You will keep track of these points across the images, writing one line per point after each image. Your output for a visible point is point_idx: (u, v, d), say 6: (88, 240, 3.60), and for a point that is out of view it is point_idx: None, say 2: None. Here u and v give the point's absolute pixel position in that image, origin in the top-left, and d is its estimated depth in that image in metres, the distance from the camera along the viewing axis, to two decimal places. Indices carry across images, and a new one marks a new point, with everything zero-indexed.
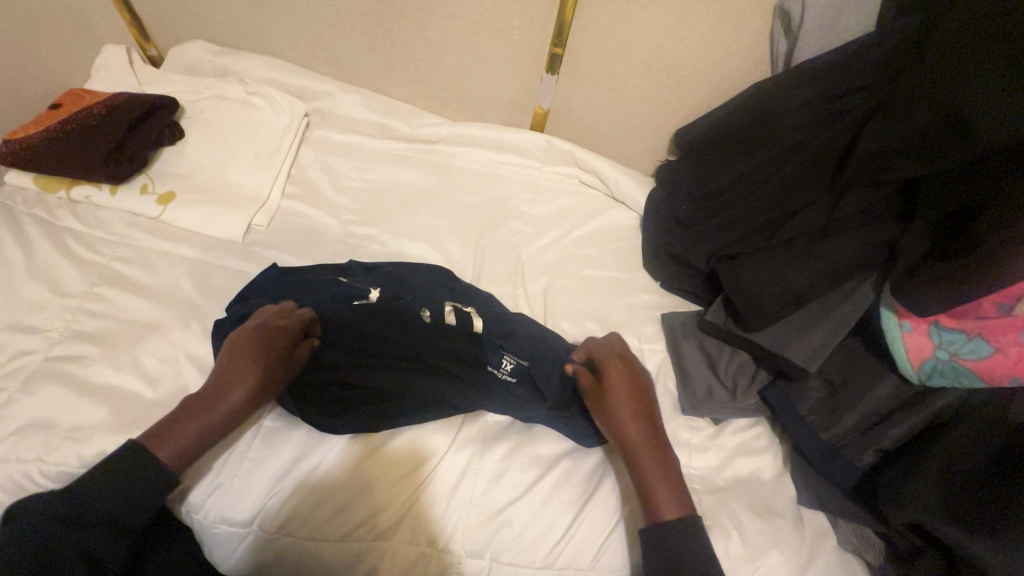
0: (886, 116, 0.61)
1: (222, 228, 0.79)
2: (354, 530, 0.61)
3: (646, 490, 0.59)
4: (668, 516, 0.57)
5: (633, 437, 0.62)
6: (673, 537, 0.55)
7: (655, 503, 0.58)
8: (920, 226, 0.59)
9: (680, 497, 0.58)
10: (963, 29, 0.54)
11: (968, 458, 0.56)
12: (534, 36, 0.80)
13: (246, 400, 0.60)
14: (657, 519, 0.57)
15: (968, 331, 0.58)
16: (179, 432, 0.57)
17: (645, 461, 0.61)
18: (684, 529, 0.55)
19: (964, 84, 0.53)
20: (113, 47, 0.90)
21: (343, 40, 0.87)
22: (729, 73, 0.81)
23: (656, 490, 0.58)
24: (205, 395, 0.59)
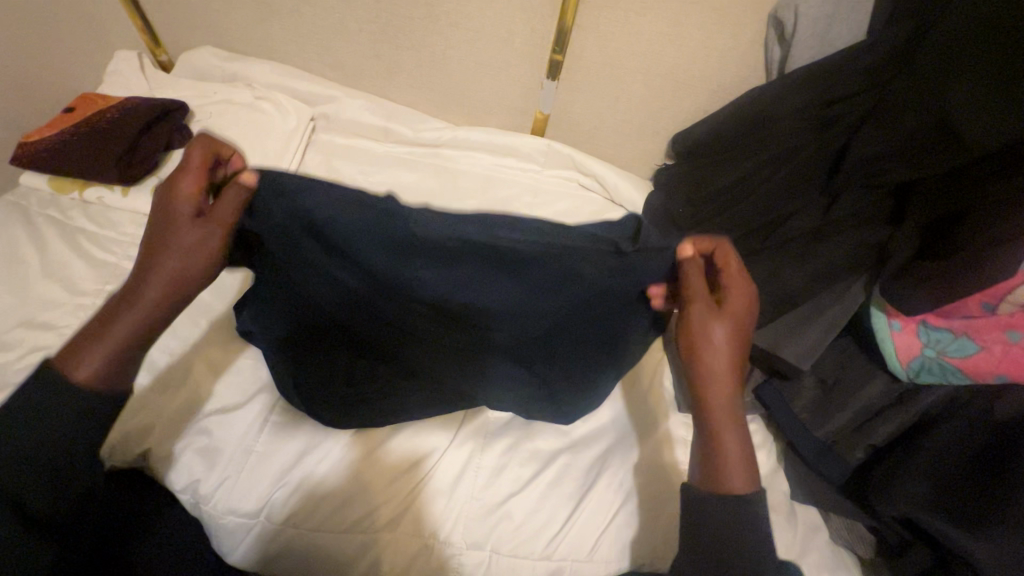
0: (878, 122, 0.63)
1: None
2: (357, 523, 0.62)
3: (715, 440, 0.53)
4: (739, 491, 0.51)
5: (713, 394, 0.54)
6: (723, 514, 0.50)
7: (719, 462, 0.52)
8: (910, 227, 0.61)
9: (750, 465, 0.52)
10: (951, 37, 0.56)
11: (955, 453, 0.58)
12: (534, 43, 0.82)
13: (193, 272, 0.53)
14: (721, 491, 0.51)
15: (955, 330, 0.60)
16: (124, 322, 0.52)
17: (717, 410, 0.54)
18: (748, 515, 0.49)
19: (952, 90, 0.55)
20: (125, 53, 0.93)
21: (349, 47, 0.89)
22: (725, 79, 0.83)
23: (724, 446, 0.52)
24: (134, 279, 0.53)
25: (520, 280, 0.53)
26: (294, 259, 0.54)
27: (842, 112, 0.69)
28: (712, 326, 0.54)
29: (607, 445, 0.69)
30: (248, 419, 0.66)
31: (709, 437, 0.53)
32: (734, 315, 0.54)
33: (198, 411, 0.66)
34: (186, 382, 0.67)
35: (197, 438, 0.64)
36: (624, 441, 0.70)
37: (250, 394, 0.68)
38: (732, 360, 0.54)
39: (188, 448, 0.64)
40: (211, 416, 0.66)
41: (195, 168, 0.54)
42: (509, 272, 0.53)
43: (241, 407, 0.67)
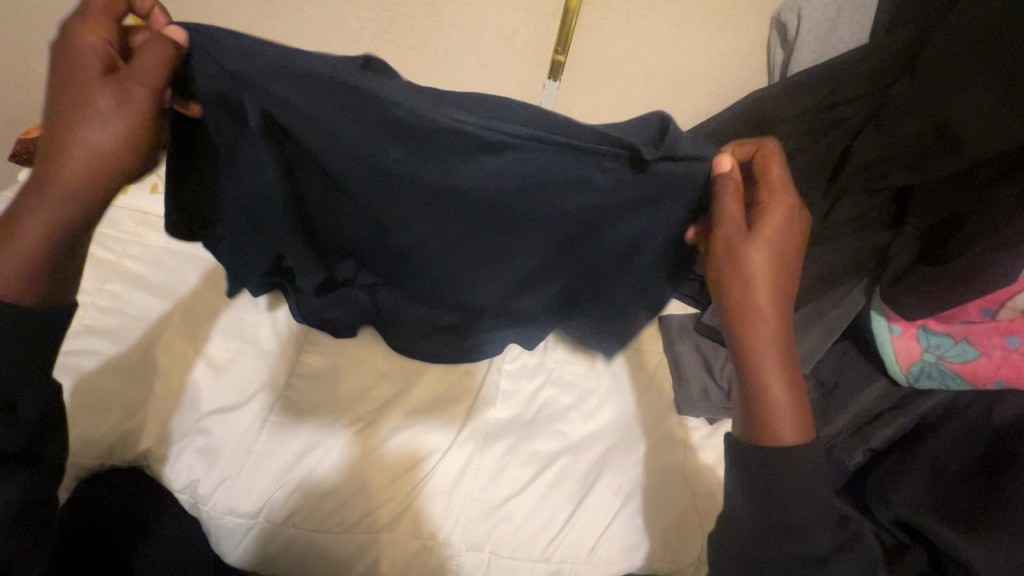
0: (879, 125, 0.63)
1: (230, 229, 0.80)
2: (356, 523, 0.62)
3: (762, 398, 0.48)
4: (790, 439, 0.46)
5: (757, 290, 0.50)
6: (780, 462, 0.45)
7: (769, 422, 0.47)
8: (909, 232, 0.61)
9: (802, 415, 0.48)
10: (952, 41, 0.56)
11: (957, 457, 0.58)
12: (537, 43, 0.82)
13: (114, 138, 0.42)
14: (774, 442, 0.47)
15: (955, 334, 0.60)
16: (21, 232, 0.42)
17: (761, 367, 0.49)
18: (798, 452, 0.45)
19: (953, 94, 0.55)
20: None
21: (352, 45, 0.89)
22: (727, 83, 0.84)
23: (773, 420, 0.47)
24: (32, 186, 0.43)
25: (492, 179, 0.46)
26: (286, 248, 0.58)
27: (845, 115, 0.68)
28: (744, 242, 0.49)
29: (608, 447, 0.69)
30: (247, 419, 0.65)
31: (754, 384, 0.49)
32: (773, 246, 0.49)
33: (195, 412, 0.66)
34: (186, 382, 0.67)
35: (195, 437, 0.64)
36: (625, 443, 0.70)
37: (248, 393, 0.67)
38: (774, 271, 0.50)
39: (186, 448, 0.64)
40: (210, 416, 0.65)
41: (99, 19, 0.42)
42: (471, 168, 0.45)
43: (239, 407, 0.66)
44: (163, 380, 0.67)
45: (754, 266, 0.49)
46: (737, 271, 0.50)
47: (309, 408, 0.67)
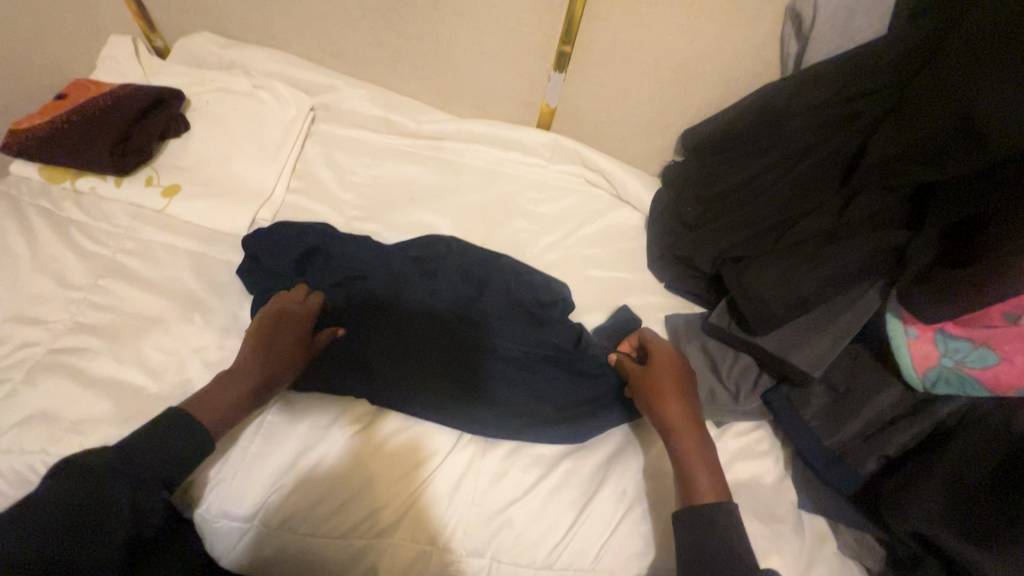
0: (884, 135, 0.63)
1: (226, 223, 0.78)
2: (354, 527, 0.61)
3: (683, 467, 0.60)
4: (704, 498, 0.57)
5: (662, 382, 0.64)
6: (707, 519, 0.55)
7: (694, 483, 0.58)
8: (930, 232, 0.58)
9: (718, 483, 0.58)
10: (978, 35, 0.53)
11: (974, 467, 0.56)
12: (542, 33, 0.80)
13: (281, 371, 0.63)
14: (694, 501, 0.57)
15: (975, 339, 0.57)
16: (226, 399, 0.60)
17: (685, 440, 0.61)
18: (719, 519, 0.55)
19: (977, 86, 0.52)
20: (119, 38, 0.90)
21: (349, 35, 0.86)
22: (738, 75, 0.81)
23: (700, 490, 0.58)
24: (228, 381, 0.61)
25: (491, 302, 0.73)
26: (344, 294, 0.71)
27: (862, 109, 0.66)
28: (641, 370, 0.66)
29: (612, 450, 0.68)
30: (242, 420, 0.64)
31: (682, 464, 0.60)
32: (670, 367, 0.66)
33: None
34: (180, 382, 0.65)
35: None
36: (630, 445, 0.68)
37: None
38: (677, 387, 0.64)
39: None
40: None
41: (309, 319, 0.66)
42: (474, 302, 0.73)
43: None
44: (155, 379, 0.65)
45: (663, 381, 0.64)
46: (656, 396, 0.63)
47: (306, 408, 0.66)
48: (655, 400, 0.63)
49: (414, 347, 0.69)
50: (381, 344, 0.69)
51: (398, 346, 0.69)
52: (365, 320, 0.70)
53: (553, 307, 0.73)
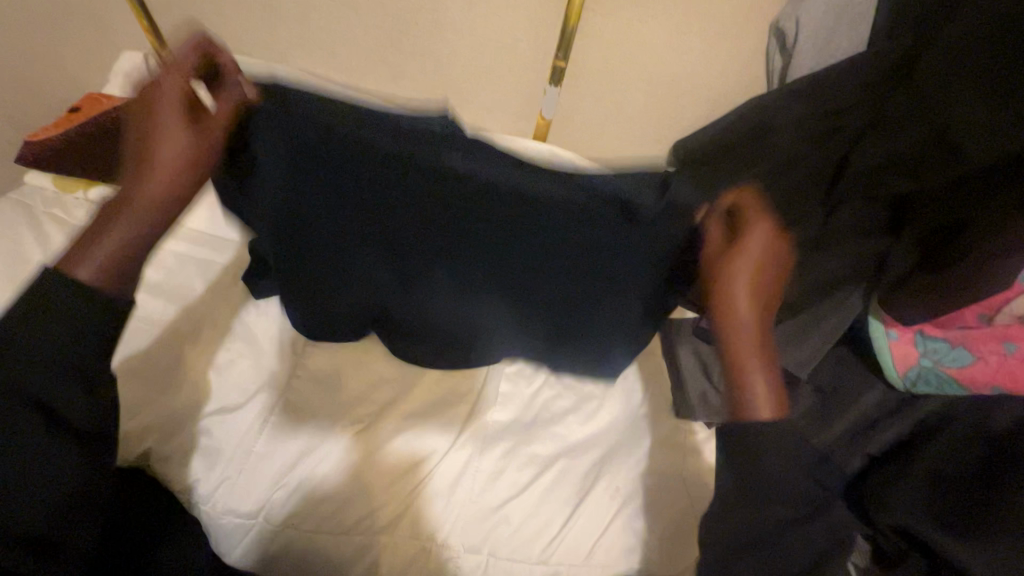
0: (930, 70, 0.59)
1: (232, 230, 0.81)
2: (356, 525, 0.63)
3: (747, 384, 0.58)
4: (765, 415, 0.57)
5: (737, 292, 0.57)
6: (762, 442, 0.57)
7: (751, 399, 0.57)
8: (908, 240, 0.61)
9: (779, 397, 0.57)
10: (951, 53, 0.56)
11: (952, 463, 0.58)
12: (539, 50, 0.83)
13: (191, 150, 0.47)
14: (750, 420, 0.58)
15: (952, 340, 0.60)
16: (119, 224, 0.45)
17: (748, 351, 0.58)
18: (775, 431, 0.56)
19: (951, 102, 0.55)
20: (131, 53, 0.93)
21: (354, 51, 0.90)
22: (726, 89, 0.84)
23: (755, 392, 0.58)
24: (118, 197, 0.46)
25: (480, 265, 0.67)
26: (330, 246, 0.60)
27: (843, 120, 0.68)
28: (719, 268, 0.57)
29: (606, 450, 0.70)
30: (247, 420, 0.66)
31: (740, 373, 0.58)
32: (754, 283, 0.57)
33: (200, 412, 0.66)
34: (187, 385, 0.67)
35: (196, 438, 0.65)
36: (624, 445, 0.70)
37: (249, 394, 0.68)
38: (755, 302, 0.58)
39: (188, 448, 0.65)
40: (213, 416, 0.66)
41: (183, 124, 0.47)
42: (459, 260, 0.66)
43: (240, 407, 0.67)
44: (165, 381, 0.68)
45: (738, 289, 0.57)
46: (727, 317, 0.58)
47: (309, 409, 0.68)
48: (726, 317, 0.58)
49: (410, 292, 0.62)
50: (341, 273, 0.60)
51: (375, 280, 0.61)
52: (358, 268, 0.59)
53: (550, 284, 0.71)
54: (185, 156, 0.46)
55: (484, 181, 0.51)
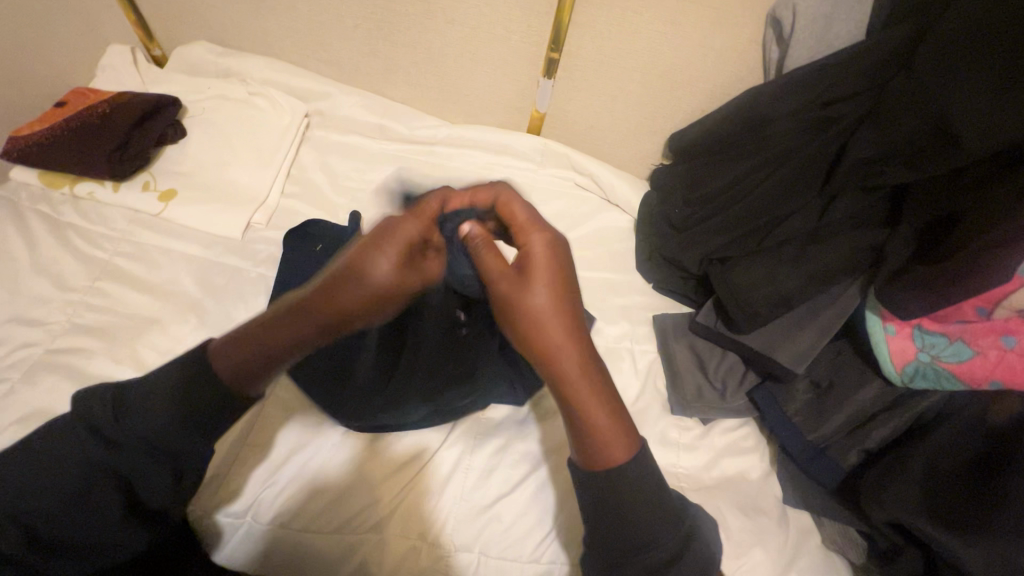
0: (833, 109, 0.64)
1: (221, 226, 0.79)
2: (345, 523, 0.62)
3: (584, 428, 0.51)
4: (622, 457, 0.51)
5: (552, 330, 0.51)
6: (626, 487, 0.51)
7: (600, 441, 0.51)
8: (906, 231, 0.61)
9: (625, 429, 0.52)
10: (950, 40, 0.55)
11: (949, 459, 0.57)
12: (531, 41, 0.82)
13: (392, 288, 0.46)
14: (610, 463, 0.51)
15: (951, 334, 0.59)
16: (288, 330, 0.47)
17: (579, 392, 0.51)
18: (642, 461, 0.52)
19: (946, 93, 0.54)
20: (118, 47, 0.92)
21: (344, 42, 0.88)
22: (723, 80, 0.83)
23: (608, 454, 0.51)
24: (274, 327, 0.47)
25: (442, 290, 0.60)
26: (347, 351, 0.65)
27: (841, 112, 0.68)
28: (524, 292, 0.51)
29: None
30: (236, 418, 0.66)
31: (585, 419, 0.51)
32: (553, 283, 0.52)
33: None
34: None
35: None
36: None
37: None
38: (560, 312, 0.51)
39: None
40: None
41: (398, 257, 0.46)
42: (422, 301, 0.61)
43: None
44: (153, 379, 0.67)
45: (536, 305, 0.51)
46: (545, 356, 0.52)
47: (300, 405, 0.67)
48: (545, 355, 0.52)
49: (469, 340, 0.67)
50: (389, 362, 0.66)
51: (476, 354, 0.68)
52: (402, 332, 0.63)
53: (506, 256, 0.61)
54: (368, 288, 0.45)
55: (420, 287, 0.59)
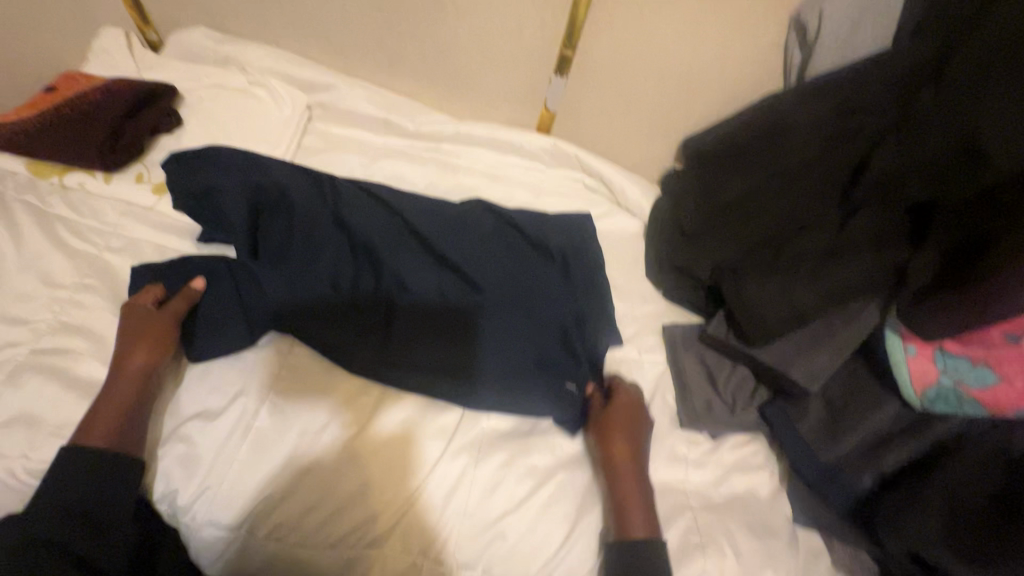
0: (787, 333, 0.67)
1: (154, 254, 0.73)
2: (345, 537, 0.60)
3: (620, 496, 0.63)
4: (636, 534, 0.60)
5: (621, 459, 0.65)
6: (638, 557, 0.59)
7: (631, 517, 0.61)
8: (932, 248, 0.58)
9: (650, 517, 0.62)
10: (985, 56, 0.54)
11: (971, 487, 0.57)
12: (544, 38, 0.79)
13: None
14: (628, 535, 0.60)
15: (974, 358, 0.58)
16: None
17: (624, 478, 0.64)
18: (649, 553, 0.59)
19: (979, 109, 0.54)
20: (111, 30, 0.88)
21: (351, 33, 0.85)
22: (742, 85, 0.80)
23: (630, 525, 0.61)
24: None
25: (365, 265, 0.73)
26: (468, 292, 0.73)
27: (866, 122, 0.66)
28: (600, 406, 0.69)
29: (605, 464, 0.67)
30: (228, 425, 0.62)
31: (620, 490, 0.63)
32: (623, 433, 0.66)
33: (177, 419, 0.63)
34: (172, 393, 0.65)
35: (175, 445, 0.61)
36: None
37: (230, 397, 0.64)
38: (623, 434, 0.66)
39: (165, 457, 0.61)
40: (190, 422, 0.62)
41: None
42: (373, 264, 0.73)
43: (221, 412, 0.63)
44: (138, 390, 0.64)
45: (617, 443, 0.65)
46: (607, 434, 0.66)
47: (296, 412, 0.64)
48: (618, 472, 0.64)
49: (458, 237, 0.76)
50: (395, 343, 0.69)
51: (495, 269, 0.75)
52: (303, 258, 0.71)
53: (326, 247, 0.72)
54: None
55: (400, 288, 0.72)
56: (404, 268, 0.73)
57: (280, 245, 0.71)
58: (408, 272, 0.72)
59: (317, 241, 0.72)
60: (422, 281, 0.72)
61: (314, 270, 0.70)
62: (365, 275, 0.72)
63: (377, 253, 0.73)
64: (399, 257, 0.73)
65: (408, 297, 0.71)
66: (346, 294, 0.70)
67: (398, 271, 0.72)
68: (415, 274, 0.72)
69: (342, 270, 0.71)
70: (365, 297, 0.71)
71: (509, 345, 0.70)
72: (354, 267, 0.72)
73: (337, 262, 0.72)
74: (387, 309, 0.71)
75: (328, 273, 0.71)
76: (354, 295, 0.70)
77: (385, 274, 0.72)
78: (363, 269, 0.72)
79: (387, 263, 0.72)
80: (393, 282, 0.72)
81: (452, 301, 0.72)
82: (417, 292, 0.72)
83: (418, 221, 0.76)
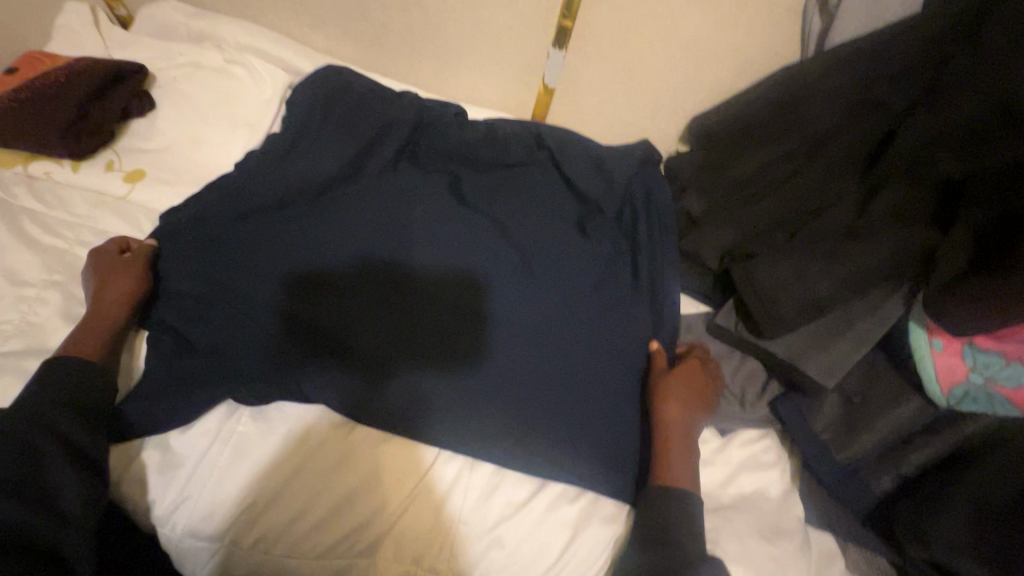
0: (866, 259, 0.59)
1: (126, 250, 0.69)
2: (336, 545, 0.57)
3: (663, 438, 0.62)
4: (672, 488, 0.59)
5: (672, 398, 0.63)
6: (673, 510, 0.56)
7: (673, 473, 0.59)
8: (959, 235, 0.53)
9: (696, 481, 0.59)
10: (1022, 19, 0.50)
11: (998, 491, 0.54)
12: (542, 5, 0.72)
13: None
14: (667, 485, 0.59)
15: (1007, 354, 0.54)
16: None
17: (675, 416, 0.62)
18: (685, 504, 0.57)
19: (1014, 75, 0.49)
20: (76, 5, 0.82)
21: (331, 4, 0.79)
22: (754, 58, 0.74)
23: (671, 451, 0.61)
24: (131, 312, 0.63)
25: (384, 227, 0.66)
26: (482, 256, 0.66)
27: (889, 94, 0.60)
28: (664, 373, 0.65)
29: None
30: (207, 429, 0.59)
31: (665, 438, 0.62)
32: (688, 385, 0.63)
33: None
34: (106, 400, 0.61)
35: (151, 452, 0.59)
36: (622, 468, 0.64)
37: None
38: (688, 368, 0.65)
39: (140, 464, 0.58)
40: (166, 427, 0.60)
41: None
42: (395, 252, 0.65)
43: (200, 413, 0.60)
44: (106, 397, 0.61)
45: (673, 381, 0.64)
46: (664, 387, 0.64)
47: (281, 412, 0.61)
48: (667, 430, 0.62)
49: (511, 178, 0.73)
50: (404, 326, 0.62)
51: (546, 223, 0.70)
52: (302, 238, 0.65)
53: (340, 231, 0.66)
54: None
55: (412, 265, 0.65)
56: (425, 247, 0.66)
57: (283, 222, 0.66)
58: (427, 249, 0.66)
59: (336, 218, 0.66)
60: (446, 254, 0.65)
61: (311, 233, 0.66)
62: (381, 250, 0.65)
63: (388, 241, 0.66)
64: (415, 236, 0.66)
65: (418, 274, 0.65)
66: (349, 288, 0.63)
67: (402, 242, 0.66)
68: (435, 250, 0.66)
69: (361, 237, 0.65)
70: (378, 269, 0.65)
71: (535, 322, 0.64)
72: (368, 248, 0.65)
73: (345, 238, 0.65)
74: (404, 289, 0.64)
75: (344, 246, 0.65)
76: (363, 269, 0.64)
77: (413, 248, 0.66)
78: (370, 253, 0.65)
79: (388, 234, 0.66)
80: (416, 252, 0.65)
81: (487, 264, 0.66)
82: (426, 276, 0.65)
83: (428, 199, 0.68)
